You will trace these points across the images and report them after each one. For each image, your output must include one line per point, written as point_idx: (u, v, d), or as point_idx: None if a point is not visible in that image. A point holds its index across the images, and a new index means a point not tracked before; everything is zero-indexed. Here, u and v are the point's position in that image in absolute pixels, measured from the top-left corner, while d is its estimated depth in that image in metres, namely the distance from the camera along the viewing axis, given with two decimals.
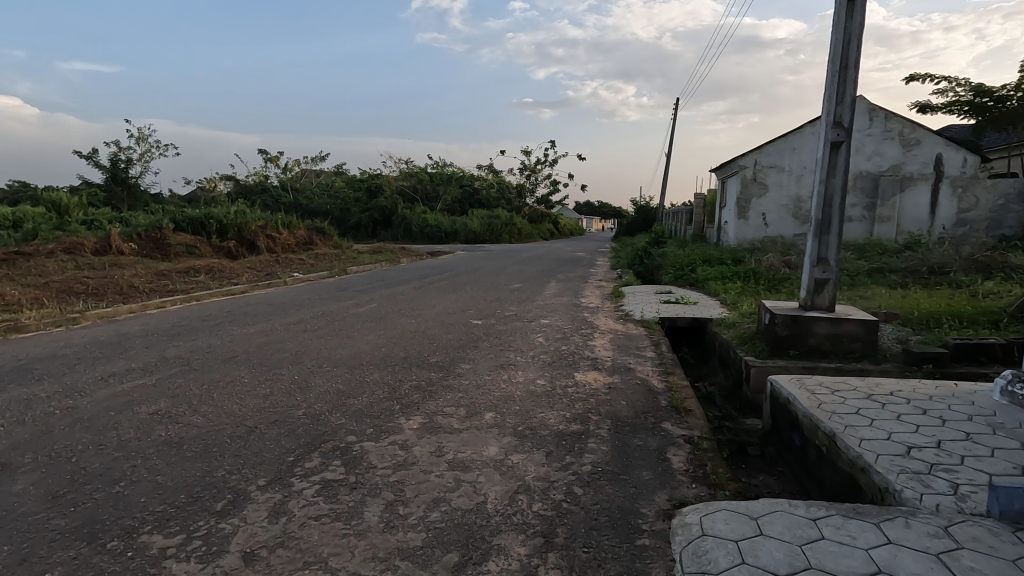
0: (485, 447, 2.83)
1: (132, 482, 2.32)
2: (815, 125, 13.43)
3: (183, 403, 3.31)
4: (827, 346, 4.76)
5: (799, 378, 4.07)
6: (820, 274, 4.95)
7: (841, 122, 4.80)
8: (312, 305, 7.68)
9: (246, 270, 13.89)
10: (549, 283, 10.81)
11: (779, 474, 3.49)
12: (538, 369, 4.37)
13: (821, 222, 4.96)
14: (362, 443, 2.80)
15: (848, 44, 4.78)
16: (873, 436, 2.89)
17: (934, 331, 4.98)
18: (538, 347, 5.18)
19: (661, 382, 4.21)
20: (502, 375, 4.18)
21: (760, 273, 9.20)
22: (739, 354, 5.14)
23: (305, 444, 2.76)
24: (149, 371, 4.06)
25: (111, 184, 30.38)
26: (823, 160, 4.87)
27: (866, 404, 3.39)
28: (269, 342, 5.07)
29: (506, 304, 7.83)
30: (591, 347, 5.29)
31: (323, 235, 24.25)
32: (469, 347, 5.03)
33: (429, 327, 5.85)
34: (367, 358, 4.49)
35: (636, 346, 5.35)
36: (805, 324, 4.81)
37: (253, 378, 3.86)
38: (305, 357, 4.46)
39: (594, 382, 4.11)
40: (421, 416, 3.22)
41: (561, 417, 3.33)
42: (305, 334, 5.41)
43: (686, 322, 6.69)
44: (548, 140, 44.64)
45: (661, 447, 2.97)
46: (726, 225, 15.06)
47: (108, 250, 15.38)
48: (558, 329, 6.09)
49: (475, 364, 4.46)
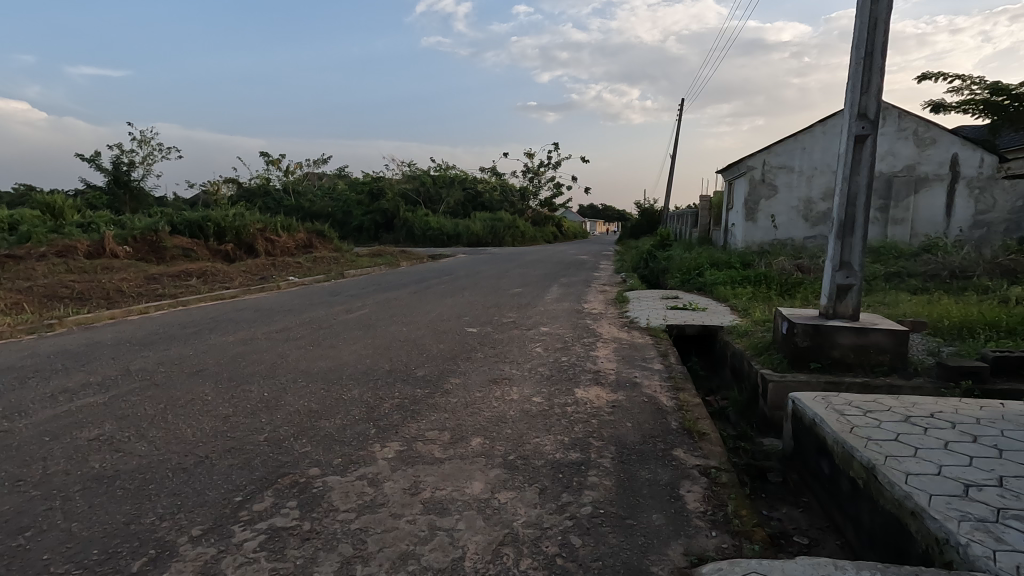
0: (469, 482, 2.44)
1: (39, 531, 1.94)
2: (825, 124, 13.01)
3: (129, 426, 2.92)
4: (852, 358, 4.36)
5: (824, 394, 3.66)
6: (844, 280, 4.54)
7: (867, 114, 4.39)
8: (301, 311, 7.32)
9: (242, 274, 13.59)
10: (551, 288, 10.42)
11: (805, 507, 3.13)
12: (534, 385, 3.98)
13: (843, 223, 4.55)
14: (326, 477, 2.42)
15: (873, 29, 4.37)
16: (921, 471, 2.49)
17: (969, 343, 4.56)
18: (537, 358, 4.79)
19: (670, 399, 3.81)
20: (494, 392, 3.79)
21: (772, 277, 8.78)
22: (754, 367, 4.74)
23: (258, 479, 2.37)
24: (106, 387, 3.68)
25: (112, 187, 30.23)
26: (847, 156, 4.47)
27: (905, 429, 2.99)
28: (245, 352, 4.69)
29: (505, 310, 7.43)
30: (594, 358, 4.89)
31: (323, 238, 23.93)
32: (461, 359, 4.63)
33: (420, 336, 5.47)
34: (348, 371, 4.11)
35: (642, 357, 4.96)
36: (828, 335, 4.41)
37: (218, 395, 3.48)
38: (280, 371, 4.07)
39: (596, 400, 3.71)
40: (399, 443, 2.83)
41: (558, 443, 2.93)
42: (286, 344, 5.04)
43: (695, 329, 6.29)
44: (552, 143, 44.36)
45: (673, 481, 2.57)
46: (733, 227, 14.64)
47: (102, 253, 15.11)
48: (558, 338, 5.70)
49: (466, 378, 4.07)
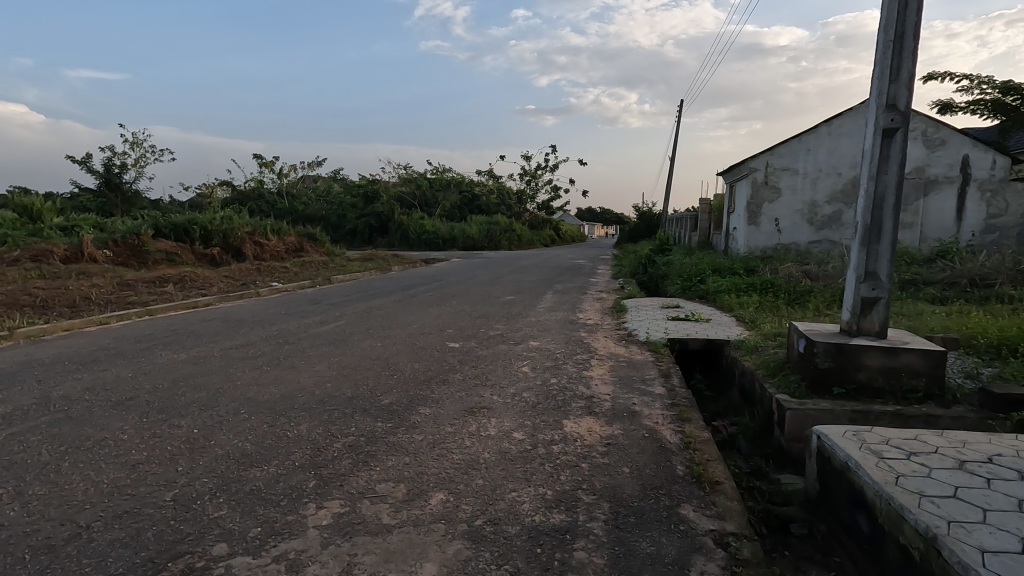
0: (419, 564, 1.89)
1: None
2: (831, 124, 12.46)
3: (9, 480, 2.37)
4: (882, 383, 3.82)
5: (854, 429, 3.11)
6: (869, 292, 4.02)
7: (896, 104, 3.86)
8: (271, 322, 6.75)
9: (223, 279, 13.02)
10: (545, 295, 9.88)
11: (837, 570, 2.60)
12: (517, 416, 3.43)
13: (869, 228, 4.02)
14: (232, 559, 1.87)
15: (905, 9, 3.84)
16: (1000, 549, 1.97)
17: (1011, 365, 4.04)
18: (522, 381, 4.23)
19: (674, 434, 3.27)
20: (470, 425, 3.24)
21: (779, 285, 8.24)
22: (767, 390, 4.21)
23: (140, 566, 1.82)
24: (9, 421, 3.12)
25: (103, 189, 29.63)
26: (873, 152, 3.94)
27: (964, 481, 2.46)
28: (190, 375, 4.12)
29: (493, 321, 6.87)
30: (587, 380, 4.34)
31: (315, 241, 23.33)
32: (436, 382, 4.09)
33: (394, 353, 4.91)
34: (302, 400, 3.56)
35: (642, 378, 4.41)
36: (853, 355, 3.86)
37: (137, 433, 2.93)
38: (222, 399, 3.51)
39: (588, 436, 3.16)
40: (341, 502, 2.28)
41: (539, 500, 2.39)
42: (242, 363, 4.46)
43: (698, 344, 5.76)
44: (549, 145, 43.90)
45: (682, 556, 2.03)
46: (735, 232, 14.15)
47: (79, 258, 14.54)
48: (548, 354, 5.15)
49: (438, 408, 3.52)
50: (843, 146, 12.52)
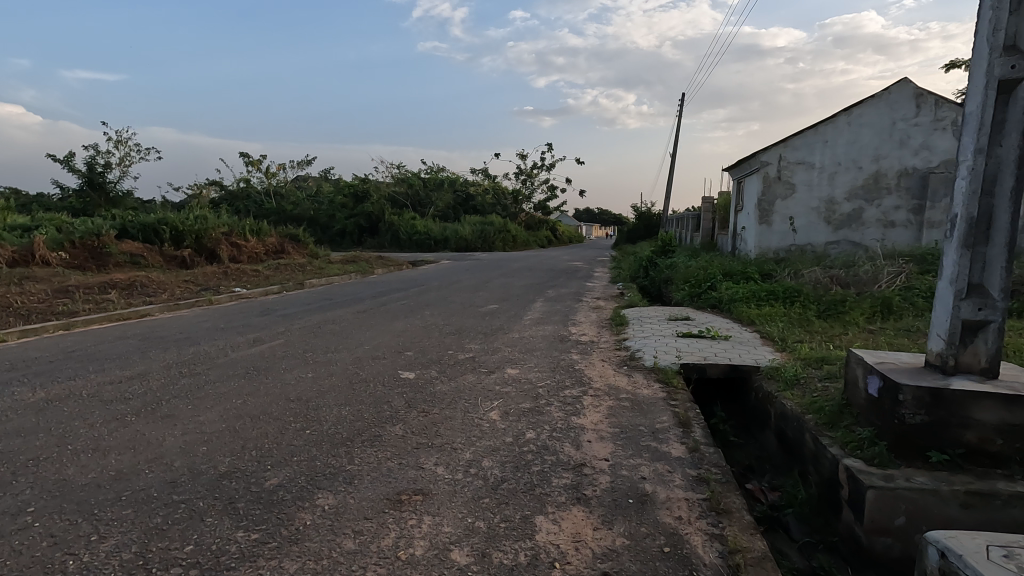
0: None
1: None
2: (851, 113, 11.24)
3: None
4: (999, 446, 2.66)
5: (1002, 544, 1.95)
6: (974, 314, 2.87)
7: (1019, 45, 2.68)
8: (196, 341, 5.52)
9: (183, 283, 11.80)
10: (535, 303, 8.68)
11: None
12: (463, 512, 2.23)
13: (975, 221, 2.84)
14: None
15: None
16: None
17: None
18: (484, 436, 3.03)
19: (709, 546, 2.07)
20: (383, 536, 2.03)
21: (805, 294, 7.03)
22: (827, 449, 3.02)
23: None
24: None
25: (85, 189, 28.46)
26: (982, 116, 2.77)
27: None
28: (10, 432, 2.89)
29: (467, 340, 5.63)
30: (577, 434, 3.14)
31: (297, 242, 22.09)
32: (360, 444, 2.86)
33: (321, 391, 3.70)
34: (138, 486, 2.32)
35: (651, 430, 3.21)
36: (959, 406, 2.68)
37: None
38: (13, 487, 2.28)
39: (576, 556, 1.96)
40: None
41: None
42: (103, 409, 3.25)
43: (719, 372, 4.57)
44: (545, 144, 42.75)
45: None
46: (744, 231, 12.98)
47: (30, 261, 13.34)
48: (527, 390, 3.94)
49: (348, 495, 2.32)
50: (865, 137, 11.26)
